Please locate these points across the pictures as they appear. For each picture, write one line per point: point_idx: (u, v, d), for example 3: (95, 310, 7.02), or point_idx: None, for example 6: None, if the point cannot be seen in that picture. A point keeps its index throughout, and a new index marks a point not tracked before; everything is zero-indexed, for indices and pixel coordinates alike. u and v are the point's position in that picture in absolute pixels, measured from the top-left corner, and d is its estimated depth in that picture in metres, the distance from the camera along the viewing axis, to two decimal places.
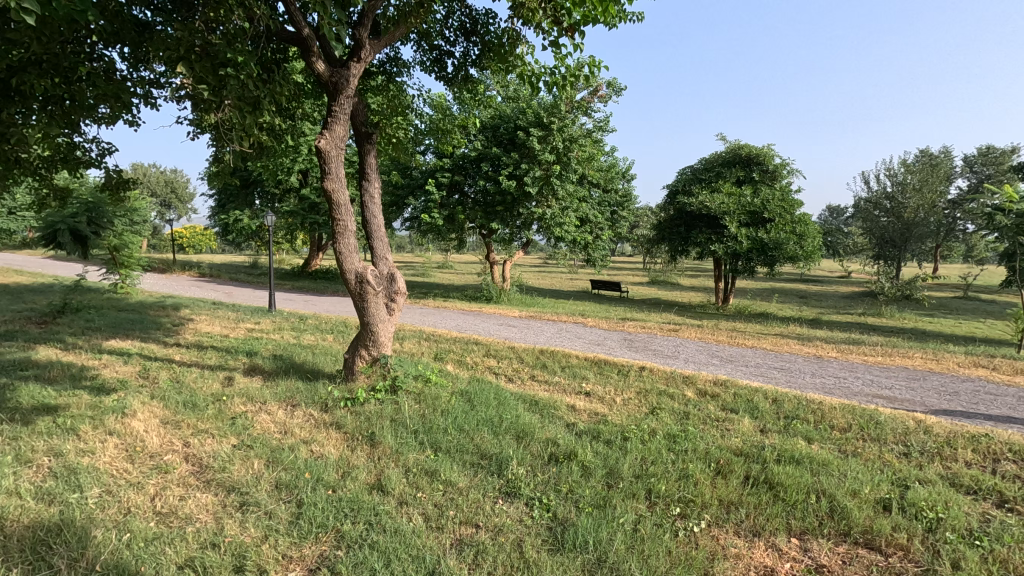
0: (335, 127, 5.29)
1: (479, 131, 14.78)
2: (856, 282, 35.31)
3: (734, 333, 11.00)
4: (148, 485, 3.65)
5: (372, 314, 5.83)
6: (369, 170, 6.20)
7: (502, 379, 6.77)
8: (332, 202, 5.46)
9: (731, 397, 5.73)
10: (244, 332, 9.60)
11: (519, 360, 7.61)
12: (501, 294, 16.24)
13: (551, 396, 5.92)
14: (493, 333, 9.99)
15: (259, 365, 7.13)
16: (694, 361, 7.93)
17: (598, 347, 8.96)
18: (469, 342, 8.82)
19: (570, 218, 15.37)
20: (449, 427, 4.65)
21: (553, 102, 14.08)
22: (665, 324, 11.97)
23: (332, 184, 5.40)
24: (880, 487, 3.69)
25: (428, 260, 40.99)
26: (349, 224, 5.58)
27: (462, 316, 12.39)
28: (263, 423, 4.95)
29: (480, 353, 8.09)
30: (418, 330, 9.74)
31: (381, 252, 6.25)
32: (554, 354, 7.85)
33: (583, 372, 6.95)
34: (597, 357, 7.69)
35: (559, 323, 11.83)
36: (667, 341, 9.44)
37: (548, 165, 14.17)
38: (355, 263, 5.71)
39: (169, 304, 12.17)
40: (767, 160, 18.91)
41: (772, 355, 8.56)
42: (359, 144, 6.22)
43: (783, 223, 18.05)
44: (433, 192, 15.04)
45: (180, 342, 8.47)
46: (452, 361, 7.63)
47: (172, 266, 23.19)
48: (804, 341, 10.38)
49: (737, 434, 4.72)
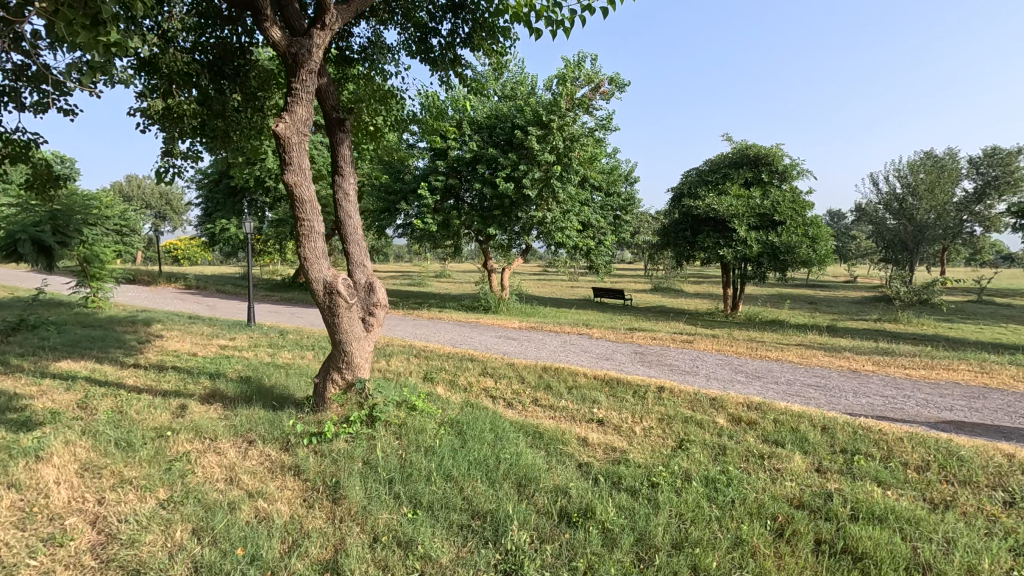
0: (296, 109, 4.43)
1: (475, 131, 13.96)
2: (864, 287, 34.39)
3: (753, 344, 10.09)
4: (25, 570, 2.74)
5: (345, 332, 4.91)
6: (342, 163, 5.33)
7: (501, 404, 5.85)
8: (295, 198, 4.58)
9: (774, 425, 4.82)
10: (216, 349, 8.70)
11: (520, 380, 6.71)
12: (499, 304, 15.35)
13: (558, 426, 5.01)
14: (491, 348, 9.06)
15: (220, 390, 6.19)
16: (719, 379, 7.01)
17: (608, 362, 8.05)
18: (463, 359, 7.92)
19: (572, 223, 14.51)
20: (433, 474, 3.74)
21: (552, 99, 13.24)
22: (677, 335, 11.08)
23: (295, 176, 4.53)
24: (1000, 559, 2.79)
25: (426, 272, 40.23)
26: (315, 225, 4.69)
27: (457, 329, 11.50)
28: (207, 468, 4.03)
29: (476, 371, 7.18)
30: (408, 345, 8.83)
31: (357, 256, 5.37)
32: (560, 372, 6.94)
33: (594, 394, 6.05)
34: (608, 374, 6.79)
35: (563, 335, 10.92)
36: (683, 355, 8.55)
37: (547, 166, 13.33)
38: (323, 270, 4.79)
39: (141, 319, 11.25)
40: (776, 160, 18.06)
41: (802, 369, 7.65)
42: (329, 133, 5.32)
43: (794, 225, 17.23)
44: (427, 197, 14.19)
45: (139, 363, 7.55)
46: (443, 382, 6.71)
47: (157, 278, 22.24)
48: (833, 353, 9.45)
49: (791, 477, 3.79)
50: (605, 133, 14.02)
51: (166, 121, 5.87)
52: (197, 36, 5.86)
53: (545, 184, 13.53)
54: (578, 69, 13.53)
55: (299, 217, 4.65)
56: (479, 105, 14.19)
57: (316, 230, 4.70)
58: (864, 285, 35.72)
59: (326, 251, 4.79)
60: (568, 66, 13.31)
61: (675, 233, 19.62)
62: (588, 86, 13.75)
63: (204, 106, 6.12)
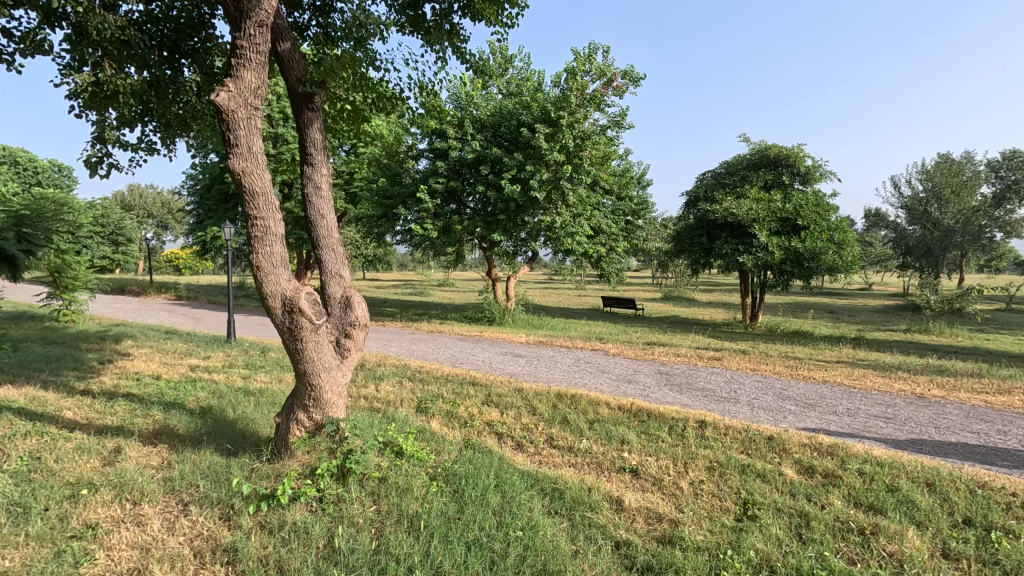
0: (244, 74, 3.46)
1: (477, 129, 12.99)
2: (882, 295, 33.26)
3: (790, 362, 8.97)
4: None
5: (311, 361, 3.87)
6: (312, 149, 4.33)
7: (509, 445, 4.79)
8: (243, 189, 3.57)
9: (863, 481, 3.73)
10: (184, 371, 7.68)
11: (530, 412, 5.65)
12: (504, 315, 14.32)
13: (581, 480, 3.93)
14: (494, 367, 8.00)
15: (170, 425, 5.14)
16: (767, 410, 5.92)
17: (631, 387, 6.96)
18: (463, 382, 6.86)
19: (582, 228, 13.47)
20: (417, 569, 2.69)
21: (560, 95, 12.26)
22: (701, 351, 10.00)
23: (242, 161, 3.52)
24: None
25: (429, 282, 39.39)
26: (272, 225, 3.67)
27: (458, 344, 10.44)
28: (116, 552, 2.99)
29: (478, 400, 6.10)
30: (402, 366, 7.77)
31: (332, 266, 4.40)
32: (577, 402, 5.84)
33: (622, 431, 4.99)
34: (636, 403, 5.72)
35: (575, 351, 9.89)
36: (715, 376, 7.50)
37: (556, 166, 12.36)
38: (282, 283, 3.72)
39: (111, 335, 10.23)
40: (798, 161, 17.01)
41: (860, 395, 6.55)
42: (295, 111, 4.28)
43: (819, 230, 16.14)
44: (426, 201, 13.19)
45: (90, 389, 6.52)
46: (438, 415, 5.64)
47: (147, 288, 21.28)
48: (884, 373, 8.30)
49: (916, 572, 2.73)
50: (618, 131, 12.99)
51: (107, 106, 4.92)
52: (144, 4, 4.89)
53: (554, 187, 12.57)
54: (588, 63, 12.54)
55: (249, 213, 3.62)
56: (482, 103, 13.25)
57: (273, 230, 3.68)
58: (883, 293, 34.58)
59: (286, 257, 3.76)
60: (577, 59, 12.33)
61: (690, 239, 18.53)
62: (599, 80, 12.71)
63: (155, 89, 5.16)
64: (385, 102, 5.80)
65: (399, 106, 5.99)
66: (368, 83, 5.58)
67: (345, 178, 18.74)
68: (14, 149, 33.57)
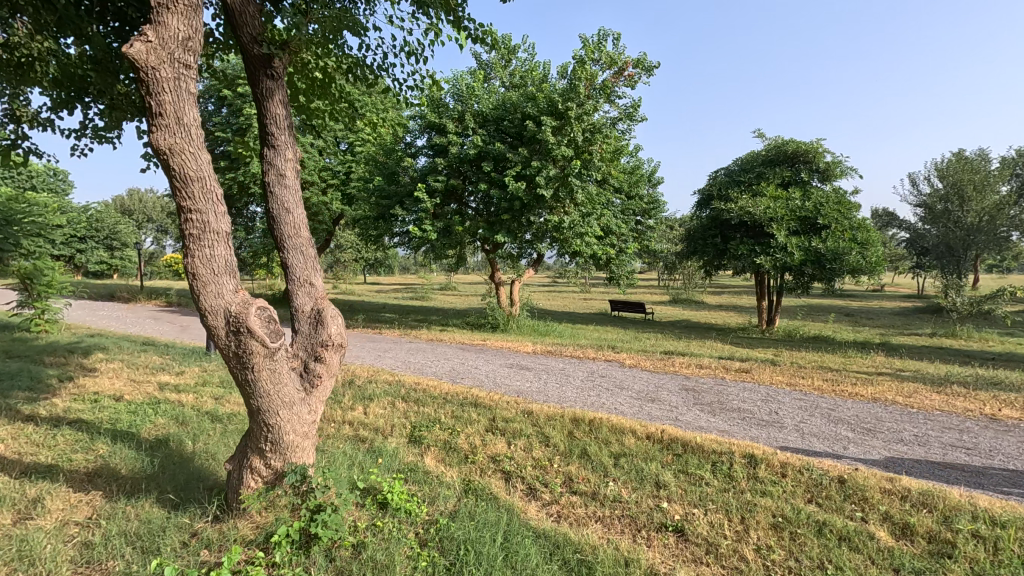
0: (168, 21, 2.63)
1: (478, 123, 12.15)
2: (897, 297, 32.24)
3: (829, 375, 8.06)
4: None
5: (267, 395, 3.01)
6: (274, 128, 3.50)
7: (519, 491, 3.94)
8: (171, 173, 2.72)
9: (984, 551, 2.90)
10: (152, 390, 6.82)
11: (544, 443, 4.79)
12: (509, 321, 13.45)
13: (614, 545, 3.08)
14: (499, 383, 7.11)
15: (113, 464, 4.27)
16: (818, 438, 5.06)
17: (656, 408, 6.09)
18: (464, 403, 5.99)
19: (592, 228, 12.60)
20: None
21: (568, 85, 11.43)
22: (725, 361, 9.11)
23: (169, 137, 2.67)
24: None
25: (431, 286, 38.69)
26: (211, 220, 2.83)
27: (459, 354, 9.58)
28: None
29: (481, 426, 5.23)
30: (395, 383, 6.91)
31: (300, 274, 3.62)
32: (597, 430, 4.97)
33: (657, 470, 4.12)
34: (666, 430, 4.86)
35: (588, 362, 9.00)
36: (749, 393, 6.61)
37: (564, 162, 11.58)
38: (226, 295, 2.87)
39: (81, 348, 9.34)
40: (817, 156, 16.10)
41: (922, 417, 5.67)
42: (252, 81, 3.45)
43: (840, 229, 15.25)
44: (424, 200, 12.30)
45: (36, 414, 5.64)
46: (434, 447, 4.76)
47: (137, 294, 20.44)
48: (936, 388, 7.38)
49: None
50: (630, 124, 12.14)
51: None
52: None
53: (562, 184, 11.75)
54: (598, 51, 11.71)
55: (181, 205, 2.77)
56: (484, 95, 12.35)
57: (213, 226, 2.83)
58: (898, 294, 33.59)
59: (232, 263, 2.91)
60: (585, 47, 11.50)
61: (703, 239, 17.66)
62: (610, 70, 11.90)
63: (98, 64, 4.30)
64: (364, 71, 5.09)
65: (382, 78, 5.26)
66: (346, 51, 4.86)
67: (341, 178, 17.95)
68: None
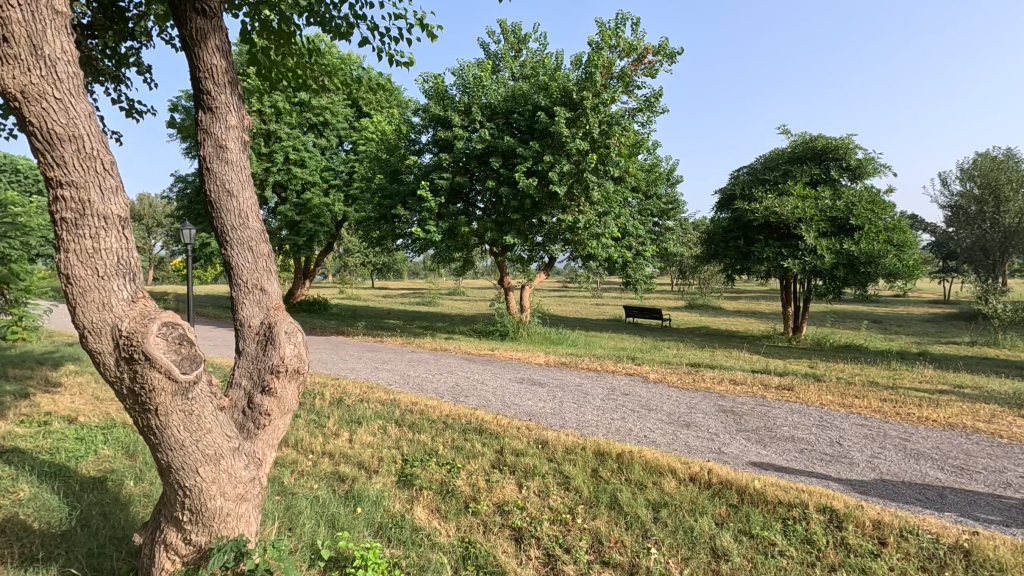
0: None
1: (486, 116, 11.31)
2: (923, 302, 30.87)
3: (884, 393, 7.04)
4: None
5: (182, 448, 2.13)
6: (209, 82, 2.66)
7: (535, 563, 3.07)
8: (29, 128, 1.86)
9: None
10: (112, 411, 5.92)
11: (565, 487, 3.89)
12: (519, 328, 12.57)
13: None
14: (508, 403, 6.20)
15: (24, 514, 3.38)
16: (899, 479, 4.11)
17: (693, 436, 5.15)
18: (467, 429, 5.10)
19: (609, 228, 11.70)
20: None
21: (584, 74, 10.58)
22: (761, 376, 8.11)
23: (24, 75, 1.83)
24: None
25: (438, 290, 37.97)
26: (95, 198, 1.96)
27: (465, 367, 8.68)
28: None
29: (487, 461, 4.33)
30: (390, 403, 6.03)
31: (248, 278, 2.76)
32: (628, 469, 4.06)
33: (713, 531, 3.21)
34: (713, 469, 3.93)
35: (606, 376, 8.06)
36: (801, 419, 5.64)
37: (579, 157, 10.73)
38: (115, 307, 1.98)
39: (50, 360, 8.46)
40: (848, 153, 15.09)
41: (1018, 452, 4.69)
42: (179, 18, 2.62)
43: (874, 231, 14.22)
44: (428, 198, 11.41)
45: None
46: (429, 490, 3.88)
47: None
48: (1015, 410, 6.34)
49: None
50: (650, 116, 11.24)
51: None
52: None
53: (577, 181, 10.93)
54: (615, 37, 10.87)
55: (47, 175, 1.92)
56: (493, 87, 11.43)
57: (97, 208, 1.97)
58: (922, 299, 32.19)
59: (129, 261, 2.04)
60: (602, 33, 10.64)
61: (724, 242, 16.68)
62: (628, 58, 11.04)
63: None
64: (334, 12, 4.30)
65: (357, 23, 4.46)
66: None
67: (343, 179, 17.23)
68: (15, 157, 32.37)
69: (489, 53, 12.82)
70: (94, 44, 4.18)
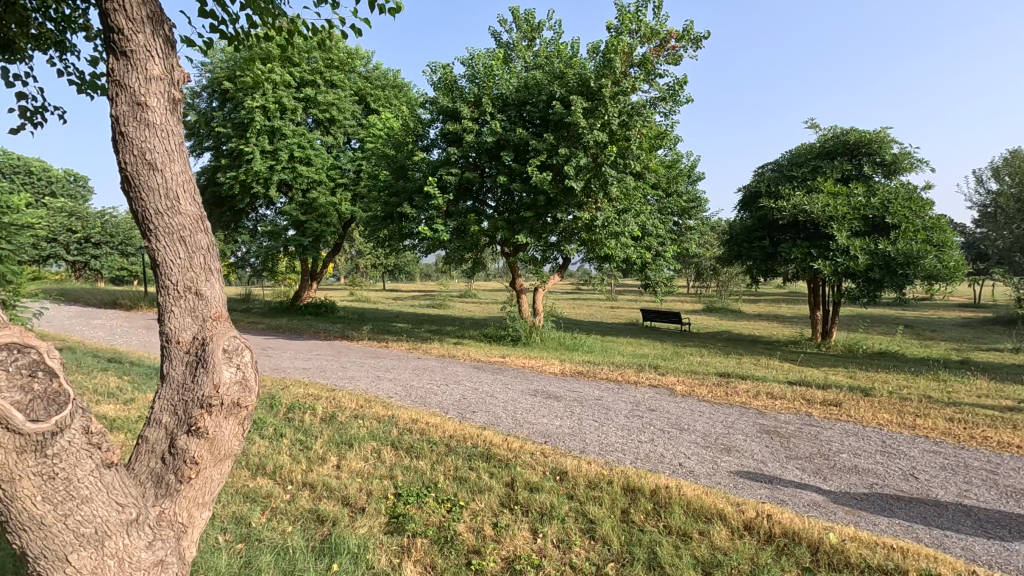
0: None
1: (497, 107, 10.64)
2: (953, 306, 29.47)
3: (950, 412, 6.16)
4: None
5: (39, 525, 1.45)
6: (118, 17, 2.01)
7: None
8: None
9: None
10: None
11: (591, 534, 3.17)
12: (532, 333, 11.84)
13: None
14: (520, 422, 5.46)
15: None
16: (1004, 525, 3.31)
17: (737, 465, 4.39)
18: (473, 455, 4.39)
19: (628, 227, 10.93)
20: None
21: (602, 61, 9.87)
22: (803, 389, 7.27)
23: None
24: None
25: (450, 293, 37.39)
26: None
27: (473, 377, 7.96)
28: None
29: (496, 497, 3.62)
30: (386, 420, 5.33)
31: (176, 279, 2.07)
32: (667, 510, 3.33)
33: None
34: (772, 514, 3.20)
35: (628, 388, 7.29)
36: (862, 445, 4.82)
37: (597, 149, 10.01)
38: None
39: None
40: (882, 147, 14.17)
41: None
42: None
43: (912, 229, 13.28)
44: (436, 195, 10.75)
45: None
46: (425, 537, 3.19)
47: (139, 301, 19.25)
48: None
49: None
50: (673, 106, 10.47)
51: None
52: None
53: (595, 175, 10.20)
54: (636, 22, 10.15)
55: None
56: (504, 77, 10.76)
57: None
58: (951, 303, 30.82)
59: None
60: (622, 17, 9.93)
61: (748, 243, 15.79)
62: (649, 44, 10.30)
63: None
64: None
65: None
66: None
67: (350, 178, 16.66)
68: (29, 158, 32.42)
69: (501, 43, 12.18)
70: (32, 5, 3.56)
